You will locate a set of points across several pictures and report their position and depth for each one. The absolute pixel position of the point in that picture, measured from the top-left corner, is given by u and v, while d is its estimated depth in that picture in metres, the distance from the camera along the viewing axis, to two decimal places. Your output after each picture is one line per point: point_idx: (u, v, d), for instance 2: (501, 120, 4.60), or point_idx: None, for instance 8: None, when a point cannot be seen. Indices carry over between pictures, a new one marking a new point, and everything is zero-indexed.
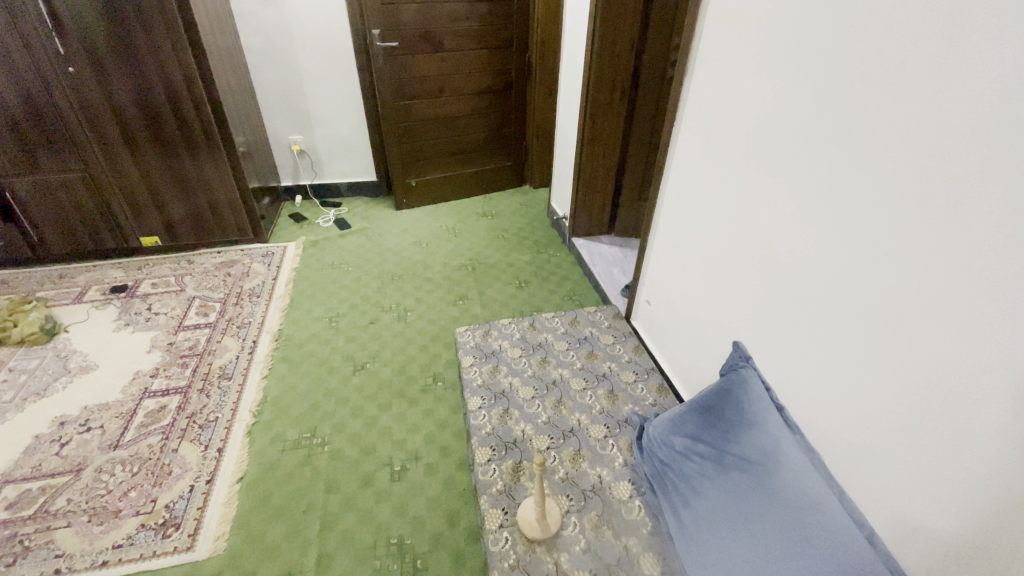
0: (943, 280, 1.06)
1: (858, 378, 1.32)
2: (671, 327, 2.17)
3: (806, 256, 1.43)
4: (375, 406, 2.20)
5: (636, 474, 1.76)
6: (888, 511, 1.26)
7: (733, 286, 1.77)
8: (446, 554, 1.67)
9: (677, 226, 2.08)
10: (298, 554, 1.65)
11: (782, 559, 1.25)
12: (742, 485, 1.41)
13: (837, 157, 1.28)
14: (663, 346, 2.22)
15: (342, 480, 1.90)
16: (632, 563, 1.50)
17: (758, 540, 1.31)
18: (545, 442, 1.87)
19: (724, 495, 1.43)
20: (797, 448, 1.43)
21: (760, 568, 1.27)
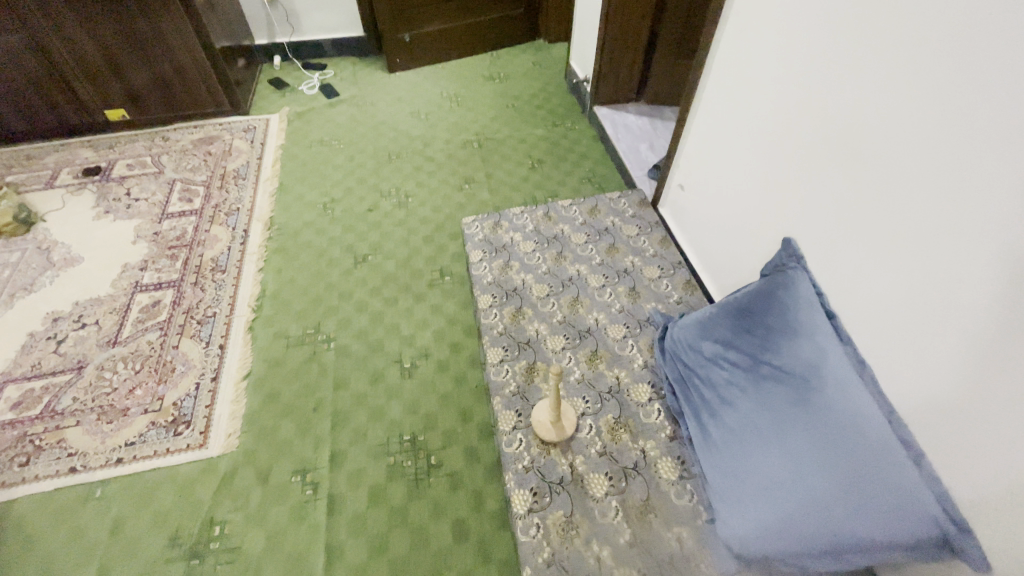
0: (986, 192, 0.96)
1: (898, 299, 1.20)
2: (706, 217, 1.92)
3: (840, 160, 1.28)
4: (380, 301, 2.06)
5: (655, 376, 1.66)
6: (941, 435, 1.13)
7: (766, 190, 1.58)
8: (461, 451, 1.64)
9: (715, 109, 1.78)
10: (312, 451, 1.64)
11: (812, 479, 1.19)
12: (777, 398, 1.29)
13: (877, 45, 1.12)
14: (695, 238, 2.00)
15: (350, 378, 1.82)
16: (650, 466, 1.45)
17: (787, 456, 1.24)
18: (560, 343, 1.75)
19: (757, 407, 1.32)
20: (846, 361, 1.27)
21: (785, 484, 1.22)
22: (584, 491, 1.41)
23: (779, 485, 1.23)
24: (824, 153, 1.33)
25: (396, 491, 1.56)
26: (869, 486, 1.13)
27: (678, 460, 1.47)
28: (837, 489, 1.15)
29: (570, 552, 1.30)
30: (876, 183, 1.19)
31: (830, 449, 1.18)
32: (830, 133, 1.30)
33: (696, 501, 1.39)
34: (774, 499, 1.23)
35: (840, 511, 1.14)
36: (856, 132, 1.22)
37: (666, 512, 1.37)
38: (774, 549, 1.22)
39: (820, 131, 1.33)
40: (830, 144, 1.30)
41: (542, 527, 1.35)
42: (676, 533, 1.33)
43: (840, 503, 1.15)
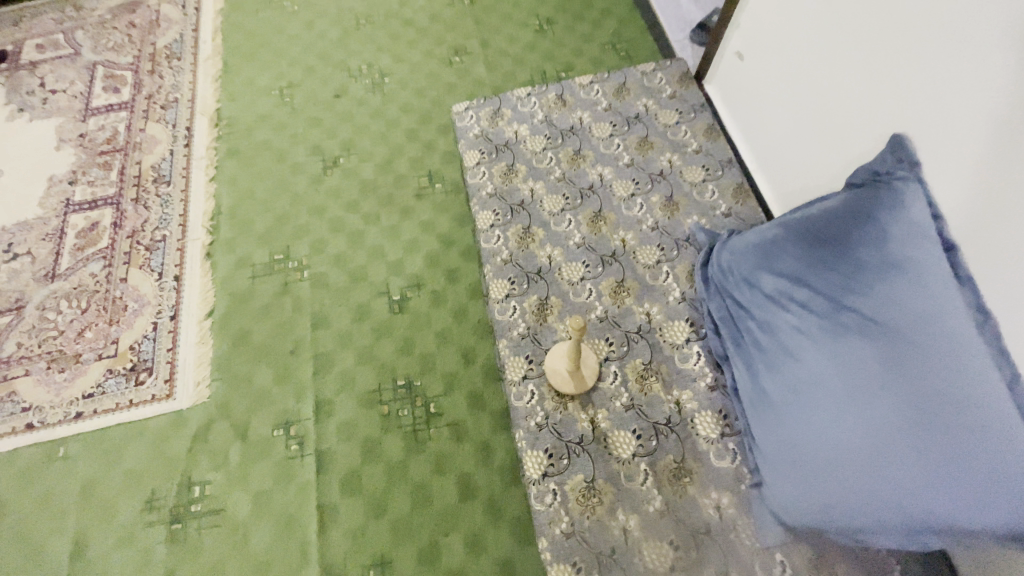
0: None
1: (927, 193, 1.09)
2: (755, 116, 1.56)
3: (870, 31, 1.13)
4: (359, 218, 1.70)
5: (695, 313, 1.36)
6: None
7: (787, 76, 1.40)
8: (464, 397, 1.41)
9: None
10: (293, 402, 1.42)
11: (896, 455, 0.95)
12: (859, 355, 1.00)
13: None
14: (751, 127, 1.59)
15: (330, 313, 1.54)
16: (686, 421, 1.23)
17: (863, 425, 0.98)
18: (578, 272, 1.44)
19: (830, 364, 1.04)
20: (966, 311, 0.95)
21: (858, 458, 0.98)
22: (608, 452, 1.20)
23: (845, 455, 1.00)
24: (835, 37, 1.22)
25: (392, 445, 1.36)
26: (968, 467, 0.88)
27: (719, 413, 1.24)
28: (924, 467, 0.92)
29: (593, 524, 1.13)
30: (903, 69, 1.08)
31: (924, 421, 0.92)
32: (840, 14, 1.19)
33: (738, 462, 1.19)
34: (835, 470, 1.01)
35: (923, 490, 0.92)
36: (865, 12, 1.13)
37: (703, 475, 1.17)
38: (827, 522, 1.04)
39: (827, 17, 1.22)
40: (839, 33, 1.20)
41: (559, 493, 1.17)
42: (713, 499, 1.15)
43: (924, 482, 0.92)
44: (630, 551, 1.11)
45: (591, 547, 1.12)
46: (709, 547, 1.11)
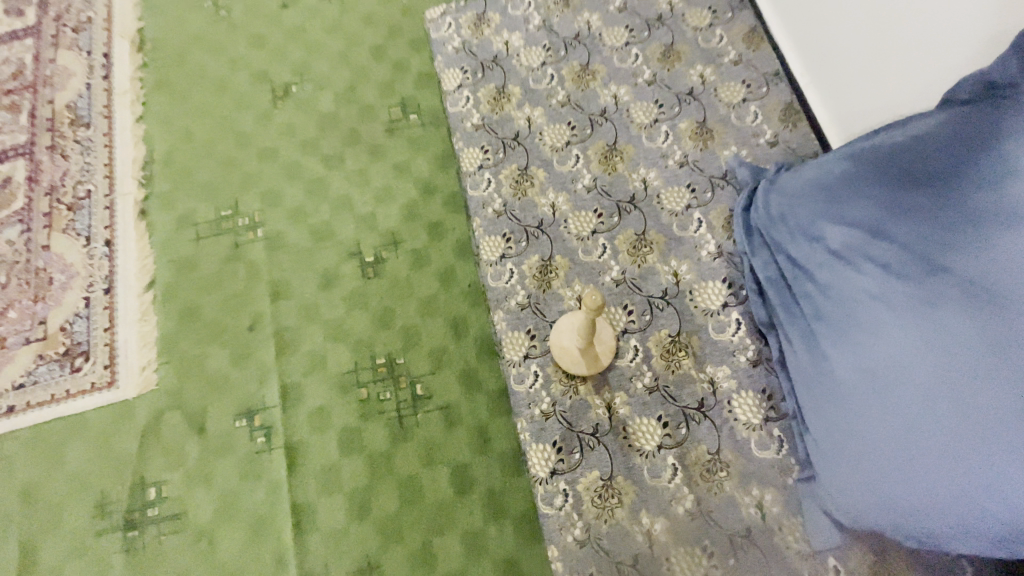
0: None
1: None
2: (794, 39, 1.28)
3: None
4: (319, 163, 1.41)
5: (734, 272, 1.11)
6: None
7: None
8: (456, 376, 1.19)
9: None
10: (255, 388, 1.21)
11: (997, 462, 0.71)
12: (957, 329, 0.75)
13: None
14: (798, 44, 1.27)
15: (291, 280, 1.29)
16: (721, 405, 1.02)
17: (953, 420, 0.74)
18: (589, 224, 1.17)
19: (912, 338, 0.79)
20: None
21: (943, 462, 0.75)
22: (628, 444, 1.00)
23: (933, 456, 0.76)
24: None
25: (373, 435, 1.16)
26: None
27: (762, 394, 1.02)
28: None
29: (611, 529, 0.96)
30: None
31: None
32: None
33: (784, 452, 0.99)
34: (917, 472, 0.78)
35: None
36: None
37: (743, 469, 0.98)
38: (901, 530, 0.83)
39: None
40: None
41: (570, 494, 0.98)
42: (755, 496, 0.96)
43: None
44: (656, 559, 0.94)
45: (610, 557, 0.94)
46: (751, 553, 0.93)
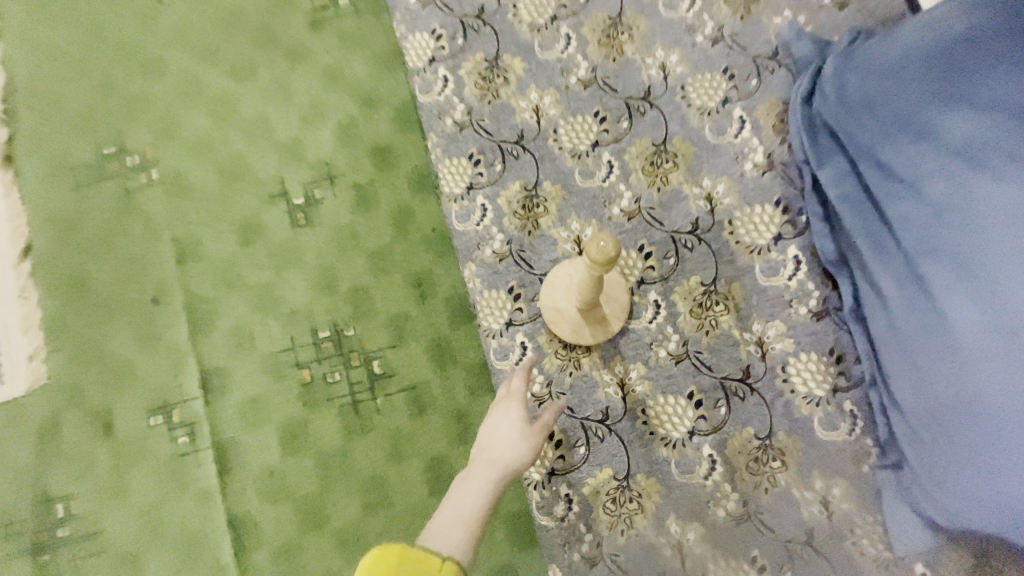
0: None
1: None
2: None
3: None
4: (224, 76, 1.09)
5: (790, 190, 0.79)
6: None
7: None
8: (423, 347, 0.93)
9: None
10: (170, 375, 0.96)
11: None
12: None
13: None
14: None
15: (199, 234, 0.99)
16: (774, 374, 0.75)
17: None
18: (587, 134, 0.86)
19: None
20: None
21: None
22: (649, 432, 0.75)
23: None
24: None
25: (323, 426, 0.92)
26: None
27: (828, 356, 0.75)
28: None
29: (631, 542, 0.72)
30: None
31: None
32: None
33: (858, 432, 0.74)
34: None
35: None
36: None
37: (803, 457, 0.73)
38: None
39: None
40: None
41: (575, 501, 0.74)
42: (819, 491, 0.72)
43: None
44: None
45: None
46: (813, 564, 0.71)
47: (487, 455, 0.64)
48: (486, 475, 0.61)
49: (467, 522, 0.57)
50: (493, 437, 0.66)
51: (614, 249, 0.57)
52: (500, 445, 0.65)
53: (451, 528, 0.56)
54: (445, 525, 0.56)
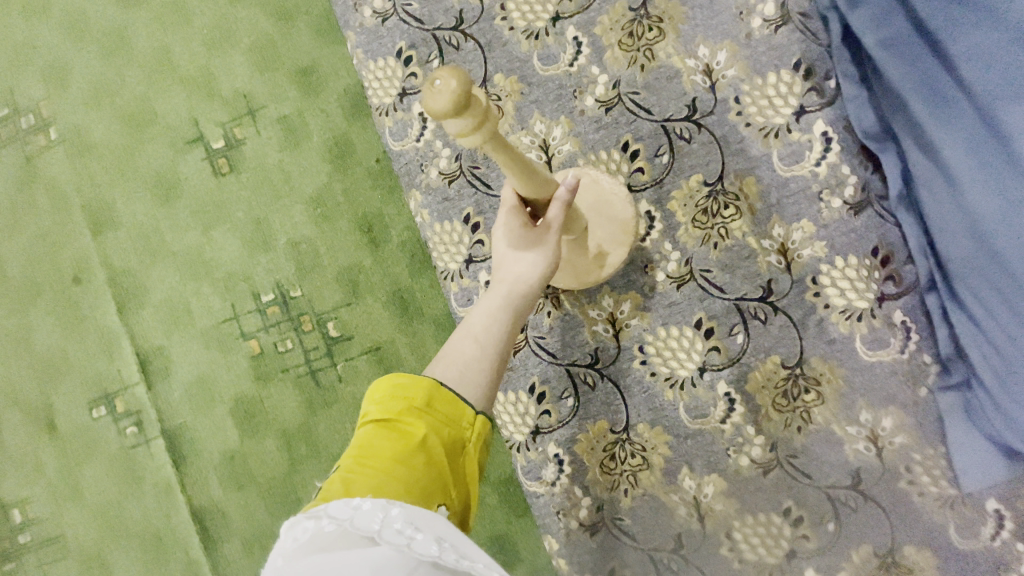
0: None
1: None
2: None
3: None
4: (110, 3, 0.91)
5: (813, 48, 0.60)
6: None
7: None
8: (380, 299, 0.80)
9: None
10: (105, 362, 0.85)
11: None
12: None
13: None
14: None
15: (113, 200, 0.87)
16: (803, 287, 0.59)
17: None
18: (546, 3, 0.67)
19: None
20: None
21: None
22: (651, 373, 0.61)
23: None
24: None
25: (281, 401, 0.82)
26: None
27: (872, 259, 0.59)
28: None
29: (637, 504, 0.60)
30: None
31: None
32: None
33: (913, 348, 0.58)
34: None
35: None
36: None
37: (844, 386, 0.59)
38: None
39: None
40: None
41: (566, 461, 0.62)
42: (866, 426, 0.59)
43: None
44: (713, 539, 0.59)
45: (638, 544, 0.60)
46: (861, 511, 0.59)
47: (502, 276, 0.54)
48: (496, 298, 0.52)
49: (480, 340, 0.49)
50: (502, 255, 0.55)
51: (465, 84, 0.36)
52: (508, 259, 0.54)
53: (461, 347, 0.49)
54: (454, 344, 0.49)
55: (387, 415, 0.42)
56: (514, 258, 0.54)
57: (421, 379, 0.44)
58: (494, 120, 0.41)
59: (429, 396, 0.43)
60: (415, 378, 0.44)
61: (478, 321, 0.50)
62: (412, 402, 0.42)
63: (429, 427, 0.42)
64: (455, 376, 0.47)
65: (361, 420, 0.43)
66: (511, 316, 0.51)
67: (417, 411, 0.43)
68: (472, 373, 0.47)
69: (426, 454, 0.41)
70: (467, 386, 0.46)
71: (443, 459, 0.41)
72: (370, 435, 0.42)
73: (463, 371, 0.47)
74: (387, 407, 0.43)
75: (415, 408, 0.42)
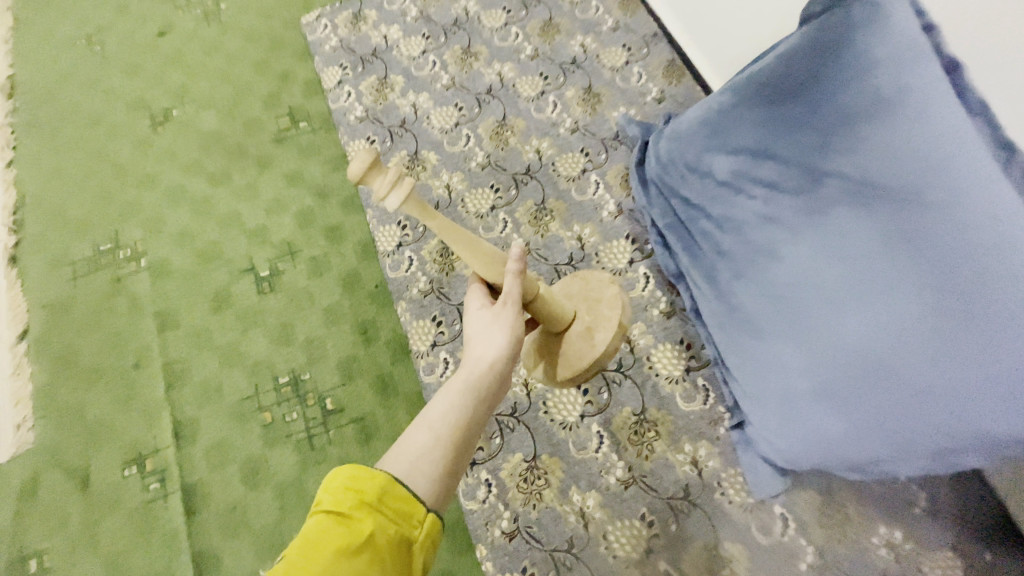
0: None
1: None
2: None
3: None
4: (202, 181, 1.36)
5: (638, 228, 1.07)
6: None
7: None
8: (368, 383, 1.10)
9: None
10: (145, 428, 1.09)
11: (845, 411, 0.71)
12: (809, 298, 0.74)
13: None
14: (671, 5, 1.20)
15: (178, 308, 1.20)
16: (641, 363, 0.96)
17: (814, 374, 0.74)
18: (486, 200, 1.13)
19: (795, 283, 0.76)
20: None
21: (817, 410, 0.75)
22: (549, 419, 0.93)
23: (867, 370, 0.68)
24: None
25: (281, 461, 1.06)
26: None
27: (680, 345, 0.97)
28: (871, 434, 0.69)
29: (542, 514, 0.87)
30: None
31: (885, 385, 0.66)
32: None
33: (712, 401, 0.93)
34: (849, 391, 0.70)
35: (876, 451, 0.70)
36: None
37: (672, 427, 0.91)
38: (843, 460, 0.75)
39: None
40: None
41: (494, 484, 0.90)
42: (689, 453, 0.90)
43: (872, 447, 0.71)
44: (594, 540, 0.86)
45: (542, 545, 0.86)
46: (692, 516, 0.87)
47: (467, 360, 0.68)
48: (455, 385, 0.65)
49: (434, 428, 0.60)
50: (474, 338, 0.70)
51: (382, 165, 0.59)
52: (477, 342, 0.69)
53: (417, 435, 0.60)
54: (411, 434, 0.59)
55: (338, 506, 0.50)
56: (479, 341, 0.69)
57: (375, 473, 0.53)
58: (412, 196, 0.61)
59: (381, 492, 0.52)
60: (371, 473, 0.52)
61: (433, 410, 0.62)
62: (364, 497, 0.50)
63: (377, 523, 0.50)
64: (405, 469, 0.56)
65: (314, 509, 0.51)
66: (470, 399, 0.64)
67: (368, 507, 0.50)
68: (424, 464, 0.57)
69: (371, 549, 0.48)
70: (416, 477, 0.56)
71: (386, 554, 0.49)
72: (319, 523, 0.49)
73: (414, 462, 0.57)
74: (340, 500, 0.50)
75: (366, 503, 0.50)
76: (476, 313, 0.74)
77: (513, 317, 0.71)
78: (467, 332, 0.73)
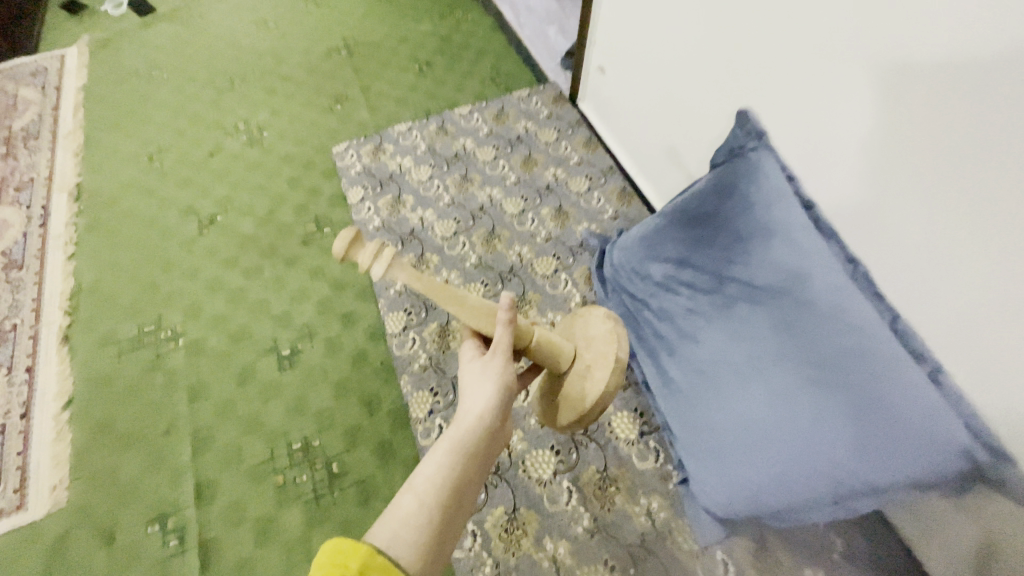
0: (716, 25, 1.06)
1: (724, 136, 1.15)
2: (622, 140, 1.59)
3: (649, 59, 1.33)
4: (237, 274, 1.62)
5: None
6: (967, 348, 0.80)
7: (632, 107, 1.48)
8: (370, 448, 1.28)
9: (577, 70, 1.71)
10: (169, 489, 1.23)
11: (752, 466, 0.91)
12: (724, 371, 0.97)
13: None
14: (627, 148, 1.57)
15: (208, 382, 1.39)
16: (603, 428, 1.16)
17: (731, 433, 0.95)
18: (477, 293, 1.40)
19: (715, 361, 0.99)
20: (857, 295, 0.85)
21: (734, 464, 0.94)
22: (527, 476, 1.10)
23: (767, 427, 0.89)
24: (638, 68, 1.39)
25: (289, 520, 1.19)
26: (890, 403, 0.77)
27: (635, 412, 1.18)
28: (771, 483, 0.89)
29: (519, 560, 1.02)
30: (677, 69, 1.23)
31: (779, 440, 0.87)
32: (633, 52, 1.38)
33: (661, 461, 1.12)
34: (755, 446, 0.91)
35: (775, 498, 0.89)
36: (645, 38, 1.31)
37: (630, 482, 1.09)
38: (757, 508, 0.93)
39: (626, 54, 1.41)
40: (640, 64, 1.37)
41: (478, 533, 1.05)
42: (644, 506, 1.07)
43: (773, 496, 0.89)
44: None
45: None
46: (646, 561, 1.02)
47: (457, 418, 0.76)
48: (442, 447, 0.71)
49: (420, 493, 0.66)
50: (469, 394, 0.79)
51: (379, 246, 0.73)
52: (468, 397, 0.79)
53: (405, 500, 0.64)
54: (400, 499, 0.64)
55: None
56: (468, 397, 0.79)
57: (356, 547, 0.55)
58: (398, 262, 0.75)
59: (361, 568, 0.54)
60: (354, 546, 0.55)
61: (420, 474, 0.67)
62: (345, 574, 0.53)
63: None
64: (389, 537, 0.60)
65: None
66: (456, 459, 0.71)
67: None
68: (410, 529, 0.62)
69: None
70: (400, 544, 0.60)
71: None
72: None
73: (399, 528, 0.61)
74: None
75: None
76: (470, 366, 0.86)
77: (500, 362, 0.83)
78: (462, 384, 0.83)
